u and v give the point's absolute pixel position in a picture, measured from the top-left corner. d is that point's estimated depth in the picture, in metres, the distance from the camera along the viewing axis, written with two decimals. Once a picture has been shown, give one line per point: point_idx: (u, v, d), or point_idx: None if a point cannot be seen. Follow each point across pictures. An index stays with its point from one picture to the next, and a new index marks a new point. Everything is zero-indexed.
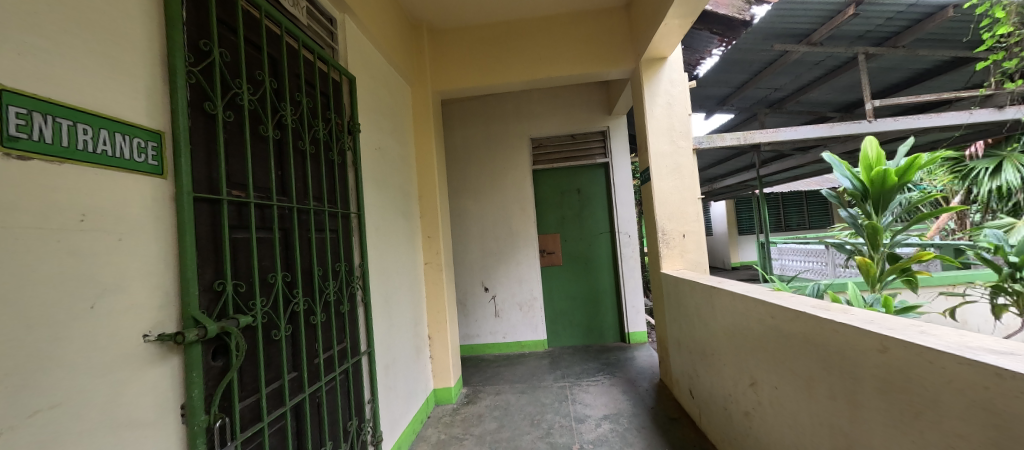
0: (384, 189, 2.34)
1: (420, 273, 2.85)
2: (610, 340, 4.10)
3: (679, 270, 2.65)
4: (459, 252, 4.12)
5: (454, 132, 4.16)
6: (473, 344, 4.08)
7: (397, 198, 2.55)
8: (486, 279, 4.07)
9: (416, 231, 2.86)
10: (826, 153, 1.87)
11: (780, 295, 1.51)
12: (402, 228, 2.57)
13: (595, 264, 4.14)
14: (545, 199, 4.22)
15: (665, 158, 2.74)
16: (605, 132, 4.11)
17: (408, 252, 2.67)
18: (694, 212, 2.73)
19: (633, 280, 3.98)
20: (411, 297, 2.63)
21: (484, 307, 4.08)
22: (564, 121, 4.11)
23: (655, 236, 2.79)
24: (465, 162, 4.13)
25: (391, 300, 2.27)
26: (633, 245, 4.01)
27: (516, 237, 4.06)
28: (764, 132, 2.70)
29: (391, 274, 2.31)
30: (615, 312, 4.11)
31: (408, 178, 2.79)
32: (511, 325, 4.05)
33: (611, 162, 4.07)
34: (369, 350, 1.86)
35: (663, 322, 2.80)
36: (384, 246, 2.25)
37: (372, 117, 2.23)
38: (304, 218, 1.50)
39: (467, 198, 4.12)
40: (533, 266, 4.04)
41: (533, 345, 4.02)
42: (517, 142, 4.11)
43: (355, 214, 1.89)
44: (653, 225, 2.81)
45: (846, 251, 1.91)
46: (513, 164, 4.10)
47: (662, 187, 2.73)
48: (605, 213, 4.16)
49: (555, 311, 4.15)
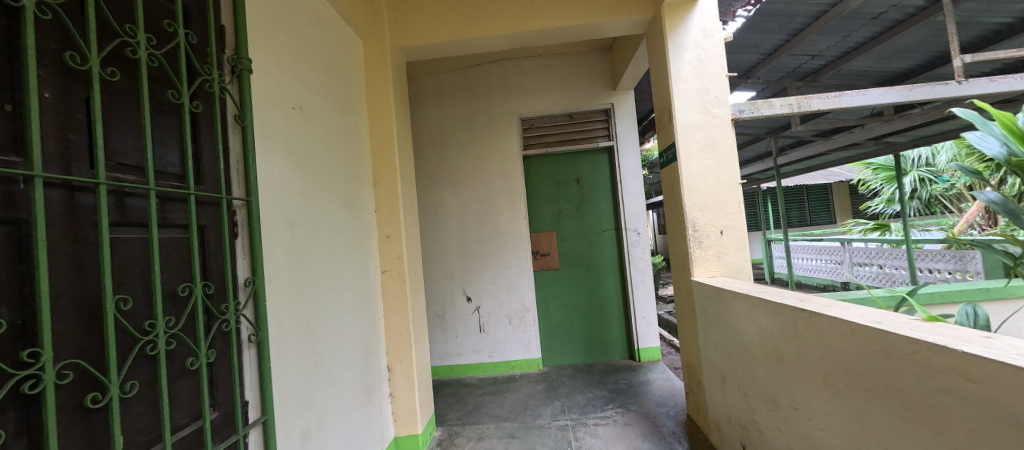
0: (312, 169, 1.62)
1: (375, 286, 2.13)
2: (617, 358, 3.45)
3: (716, 277, 2.01)
4: (436, 255, 3.42)
5: (430, 110, 3.47)
6: (453, 365, 3.39)
7: (337, 183, 1.83)
8: (468, 286, 3.39)
9: (369, 229, 2.14)
10: (959, 107, 1.31)
11: (960, 335, 0.84)
12: (344, 224, 1.86)
13: (598, 267, 3.49)
14: (537, 190, 3.55)
15: (696, 131, 2.09)
16: (609, 111, 3.46)
17: (356, 258, 1.95)
18: (734, 201, 2.08)
19: (644, 286, 3.33)
20: (359, 320, 1.91)
21: (466, 321, 3.39)
22: (560, 97, 3.44)
23: (681, 232, 2.15)
24: (441, 146, 3.43)
25: (321, 329, 1.55)
26: (643, 244, 3.35)
27: (503, 236, 3.38)
28: (822, 97, 2.09)
29: (322, 289, 1.59)
30: (622, 324, 3.46)
31: (358, 157, 2.08)
32: (499, 342, 3.36)
33: (617, 146, 3.41)
34: (264, 418, 1.16)
35: (693, 345, 2.15)
36: (308, 250, 1.52)
37: (289, 60, 1.51)
38: (84, 202, 0.78)
39: (446, 189, 3.42)
40: (524, 270, 3.36)
41: (525, 365, 3.35)
42: (504, 122, 3.43)
43: (244, 201, 1.18)
44: (678, 219, 2.17)
45: (1000, 250, 1.42)
46: (500, 149, 3.41)
47: (691, 170, 2.08)
48: (610, 208, 3.52)
49: (551, 323, 3.49)
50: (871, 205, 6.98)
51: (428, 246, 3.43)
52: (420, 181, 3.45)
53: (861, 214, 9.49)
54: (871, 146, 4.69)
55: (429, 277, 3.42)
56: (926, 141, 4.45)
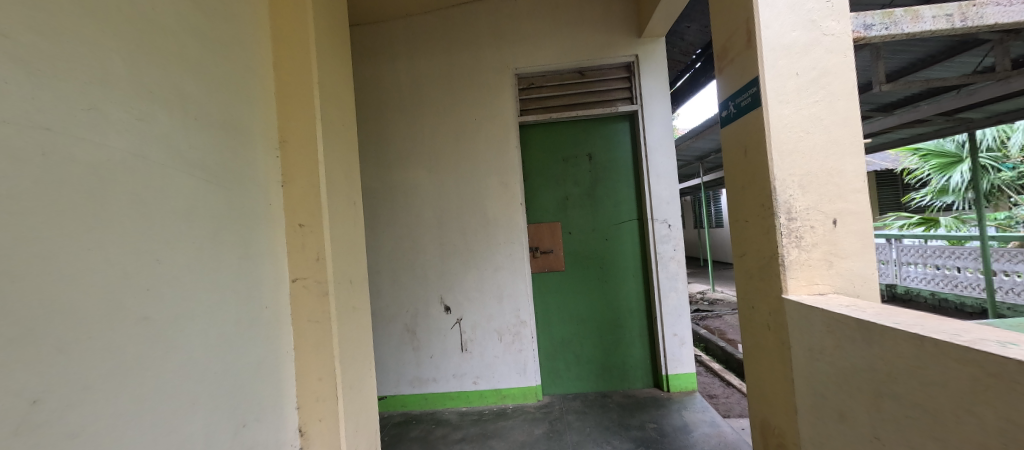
0: (100, 81, 0.80)
1: (278, 303, 1.33)
2: (638, 386, 2.67)
3: (831, 297, 1.20)
4: (405, 250, 2.63)
5: (398, 65, 2.65)
6: (426, 394, 2.61)
7: (185, 126, 1.03)
8: (446, 292, 2.61)
9: (271, 212, 1.34)
10: None
11: None
12: (199, 202, 1.05)
13: (615, 269, 2.71)
14: (536, 168, 2.75)
15: (795, 56, 1.28)
16: (631, 66, 2.64)
17: (230, 258, 1.14)
18: (858, 170, 1.25)
19: (674, 296, 2.54)
20: (232, 367, 1.10)
21: (444, 337, 2.61)
22: (569, 46, 2.62)
23: (762, 223, 1.34)
24: (413, 110, 2.63)
25: (99, 411, 0.74)
26: (676, 240, 2.55)
27: (491, 228, 2.59)
28: (1003, 4, 1.28)
29: (116, 324, 0.79)
30: (645, 343, 2.68)
31: (244, 92, 1.27)
32: (485, 364, 2.59)
33: (642, 112, 2.60)
34: None
35: (777, 402, 1.35)
36: (76, 239, 0.73)
37: None
38: None
39: (418, 166, 2.63)
40: (520, 272, 2.58)
41: (520, 394, 2.57)
42: (493, 79, 2.62)
43: None
44: (757, 200, 1.36)
45: None
46: (488, 114, 2.61)
47: (787, 120, 1.27)
48: (631, 193, 2.72)
49: (553, 340, 2.71)
50: (916, 196, 6.18)
51: (395, 240, 2.64)
52: (385, 156, 2.65)
53: (889, 208, 8.71)
54: (944, 121, 3.84)
55: (395, 280, 2.64)
56: (1009, 117, 3.65)
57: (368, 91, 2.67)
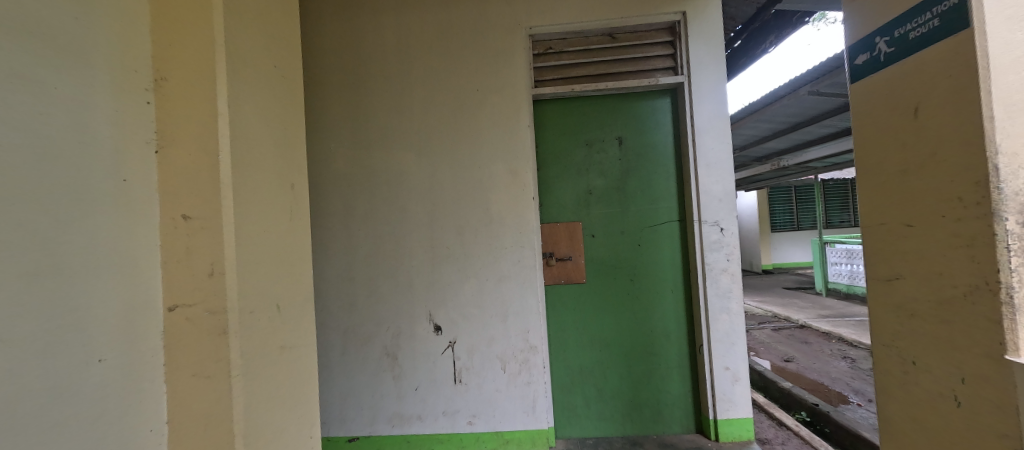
0: None
1: (131, 356, 0.72)
2: (675, 430, 2.13)
3: None
4: (387, 254, 2.10)
5: (382, 22, 2.12)
6: (410, 436, 2.07)
7: None
8: (437, 308, 2.08)
9: (130, 196, 0.74)
10: None
11: None
12: None
13: (649, 283, 2.16)
14: (552, 155, 2.22)
15: None
16: (676, 27, 2.09)
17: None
18: None
19: (726, 319, 1.99)
20: None
21: (433, 365, 2.07)
22: (598, 1, 2.07)
23: (951, 230, 0.80)
24: (400, 77, 2.10)
25: None
26: (730, 248, 2.01)
27: (495, 228, 2.05)
28: None
29: None
30: (686, 376, 2.14)
31: None
32: (485, 400, 2.05)
33: (689, 85, 2.06)
34: None
35: None
36: None
37: None
38: None
39: (406, 148, 2.10)
40: (531, 285, 2.04)
41: (527, 440, 2.03)
42: (502, 40, 2.08)
43: None
44: (940, 192, 0.82)
45: None
46: (495, 84, 2.07)
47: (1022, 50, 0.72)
48: (671, 187, 2.17)
49: (569, 370, 2.18)
50: None
51: (375, 241, 2.10)
52: (364, 136, 2.11)
53: None
54: None
55: (374, 291, 2.10)
56: None
57: (344, 54, 2.13)
